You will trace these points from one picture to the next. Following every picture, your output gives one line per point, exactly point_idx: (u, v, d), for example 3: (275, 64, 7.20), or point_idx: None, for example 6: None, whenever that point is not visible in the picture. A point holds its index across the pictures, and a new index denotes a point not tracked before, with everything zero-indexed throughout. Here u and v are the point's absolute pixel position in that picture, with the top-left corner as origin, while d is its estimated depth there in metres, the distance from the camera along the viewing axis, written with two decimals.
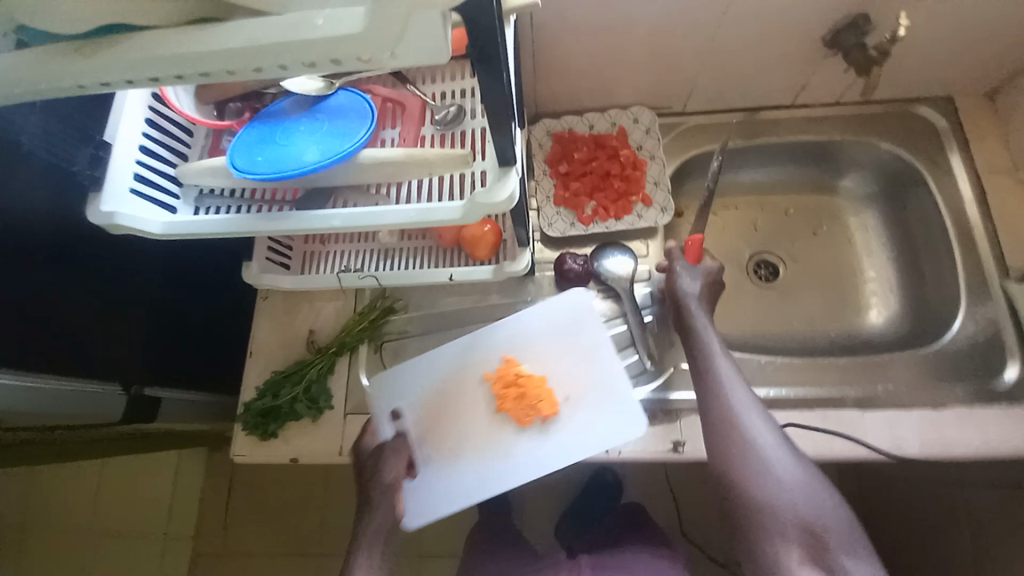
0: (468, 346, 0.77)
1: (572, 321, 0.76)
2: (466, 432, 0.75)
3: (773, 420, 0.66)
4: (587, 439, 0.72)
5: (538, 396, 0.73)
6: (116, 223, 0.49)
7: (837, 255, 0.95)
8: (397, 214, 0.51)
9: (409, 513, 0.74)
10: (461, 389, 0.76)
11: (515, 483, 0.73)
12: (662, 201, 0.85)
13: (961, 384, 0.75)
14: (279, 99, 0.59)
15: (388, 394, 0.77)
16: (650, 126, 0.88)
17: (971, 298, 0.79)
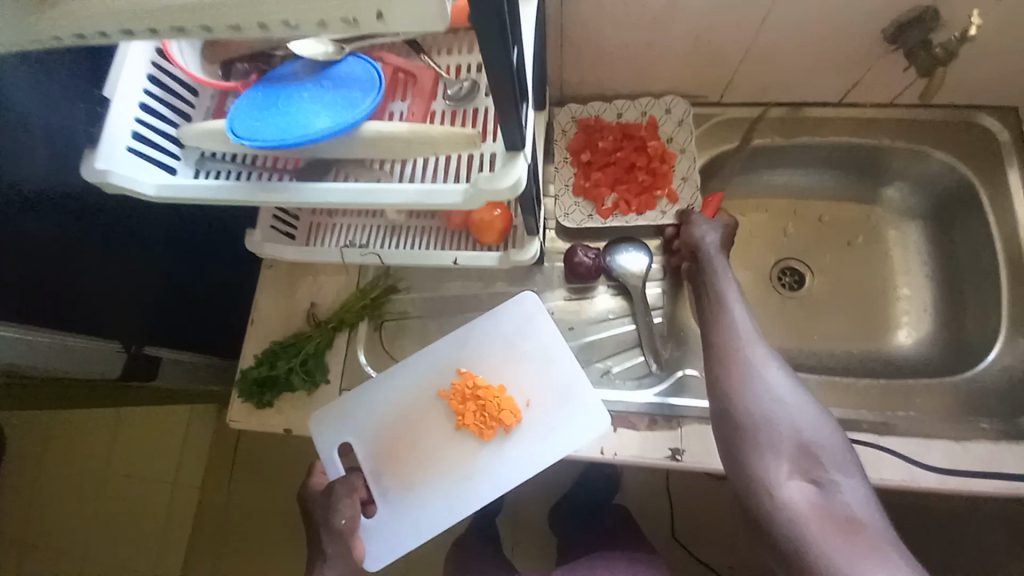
0: (416, 368, 0.75)
1: (524, 325, 0.75)
2: (422, 454, 0.73)
3: (787, 369, 0.62)
4: (551, 444, 0.71)
5: (499, 406, 0.71)
6: (110, 182, 0.48)
7: (869, 270, 0.89)
8: (397, 193, 0.48)
9: (370, 552, 0.72)
10: (410, 413, 0.74)
11: (482, 498, 0.71)
12: (688, 197, 0.81)
13: (992, 419, 0.69)
14: (287, 62, 0.57)
15: (336, 427, 0.74)
16: (684, 118, 0.83)
17: (1014, 328, 0.73)
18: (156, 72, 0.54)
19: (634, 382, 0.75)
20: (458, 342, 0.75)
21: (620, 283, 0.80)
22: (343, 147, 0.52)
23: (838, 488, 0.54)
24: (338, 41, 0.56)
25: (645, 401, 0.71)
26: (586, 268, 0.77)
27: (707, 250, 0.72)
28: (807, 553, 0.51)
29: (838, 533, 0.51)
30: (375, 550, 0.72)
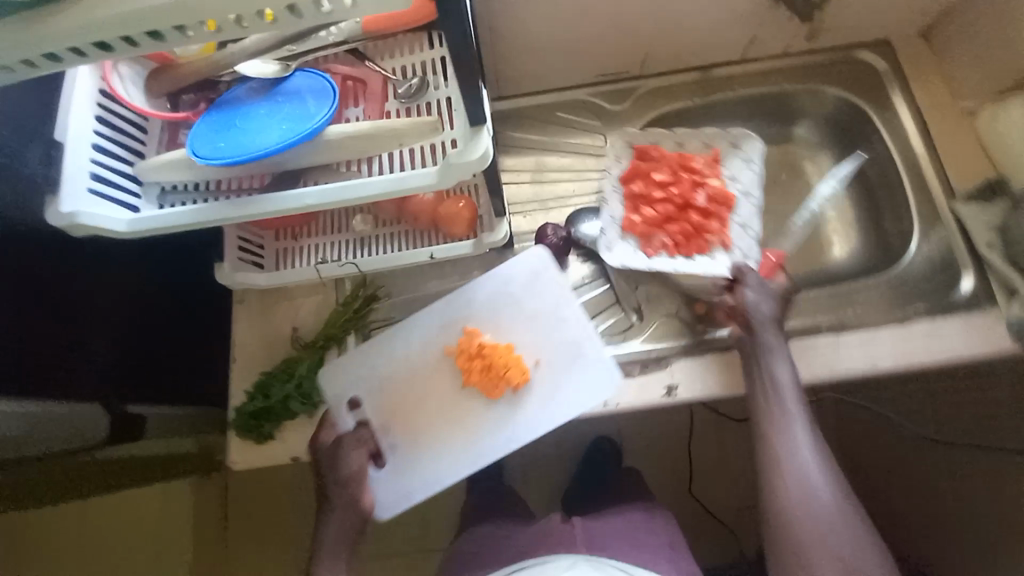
0: (421, 329, 0.76)
1: (530, 280, 0.76)
2: (428, 415, 0.74)
3: (834, 473, 0.66)
4: (559, 405, 0.73)
5: (505, 365, 0.73)
6: (78, 223, 0.48)
7: (798, 201, 0.99)
8: (371, 186, 0.50)
9: (380, 506, 0.73)
10: (417, 373, 0.75)
11: (490, 458, 0.73)
12: (743, 247, 0.82)
13: (923, 301, 0.80)
14: (235, 87, 0.58)
15: (344, 383, 0.75)
16: (750, 189, 0.84)
17: (924, 223, 0.84)
18: (103, 112, 0.54)
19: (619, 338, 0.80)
20: (464, 299, 0.77)
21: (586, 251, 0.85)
22: (309, 155, 0.54)
23: None
24: (283, 59, 0.58)
25: (635, 351, 0.77)
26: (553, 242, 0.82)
27: (761, 320, 0.71)
28: None
29: None
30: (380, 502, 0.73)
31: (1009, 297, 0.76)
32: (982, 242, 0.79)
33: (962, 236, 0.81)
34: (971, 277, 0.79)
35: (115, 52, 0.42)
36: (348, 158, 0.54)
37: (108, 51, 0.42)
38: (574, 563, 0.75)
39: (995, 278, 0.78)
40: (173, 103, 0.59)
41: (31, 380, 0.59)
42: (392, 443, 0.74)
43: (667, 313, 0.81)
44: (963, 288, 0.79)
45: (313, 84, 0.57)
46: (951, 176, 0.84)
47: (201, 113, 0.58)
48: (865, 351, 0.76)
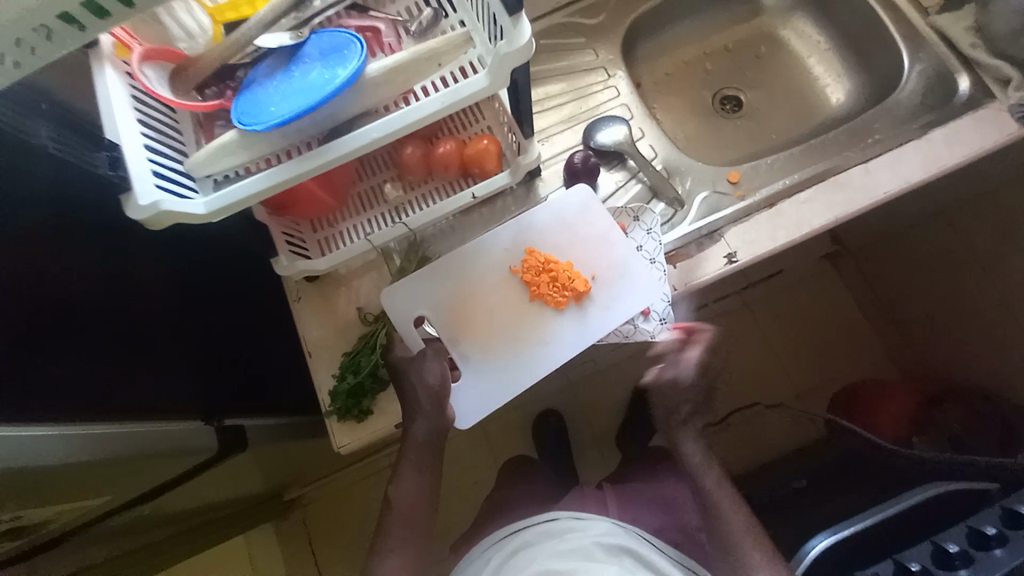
0: (481, 250, 0.78)
1: (583, 209, 0.78)
2: (500, 327, 0.75)
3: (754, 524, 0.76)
4: (619, 310, 0.75)
5: (569, 276, 0.75)
6: (163, 211, 0.48)
7: (783, 67, 1.04)
8: (430, 104, 0.53)
9: (459, 413, 0.74)
10: (482, 289, 0.77)
11: (559, 363, 0.74)
12: (662, 310, 0.76)
13: (932, 113, 0.83)
14: (254, 67, 0.57)
15: (408, 300, 0.76)
16: (643, 240, 0.78)
17: (909, 46, 0.88)
18: (141, 115, 0.53)
19: (669, 224, 0.84)
20: (517, 224, 0.78)
21: (613, 156, 0.87)
22: (358, 101, 0.55)
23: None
24: (295, 28, 0.58)
25: (688, 232, 0.81)
26: (583, 164, 0.82)
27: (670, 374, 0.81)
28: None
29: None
30: (460, 415, 0.74)
31: (1005, 87, 0.78)
32: (966, 43, 0.83)
33: (946, 46, 0.85)
34: (967, 78, 0.82)
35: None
36: (393, 95, 0.56)
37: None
38: (606, 529, 0.84)
39: (986, 73, 0.80)
40: (201, 96, 0.58)
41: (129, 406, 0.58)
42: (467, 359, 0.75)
43: (704, 193, 0.86)
44: (963, 90, 0.82)
45: (332, 40, 0.56)
46: None
47: (232, 99, 0.58)
48: (896, 171, 0.76)
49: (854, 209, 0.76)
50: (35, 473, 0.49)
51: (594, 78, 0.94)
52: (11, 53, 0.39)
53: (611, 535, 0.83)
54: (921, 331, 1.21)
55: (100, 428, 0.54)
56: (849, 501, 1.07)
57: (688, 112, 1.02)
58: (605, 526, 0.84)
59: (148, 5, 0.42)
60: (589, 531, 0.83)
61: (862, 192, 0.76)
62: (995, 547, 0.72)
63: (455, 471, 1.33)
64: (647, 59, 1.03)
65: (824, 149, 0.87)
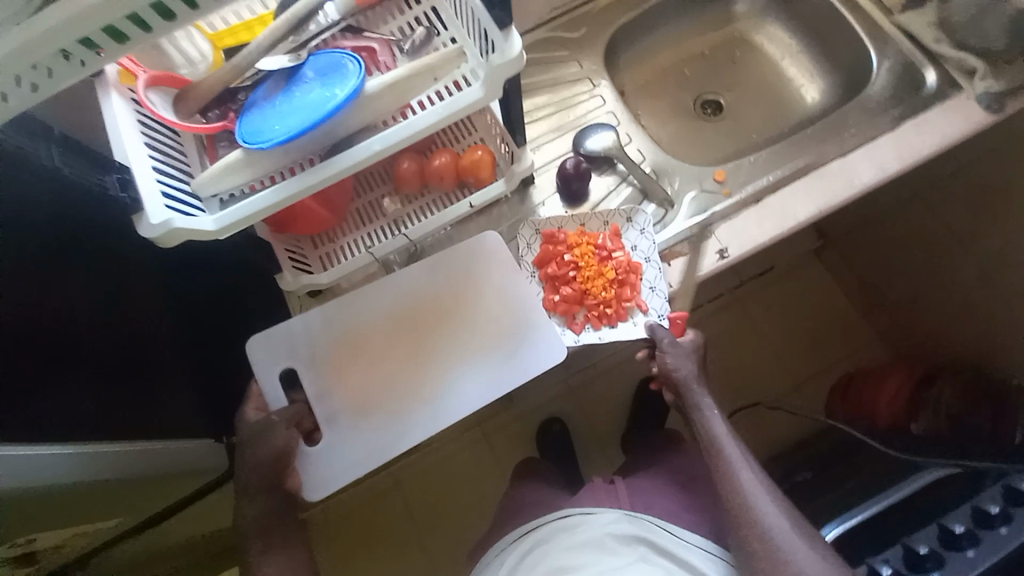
0: (361, 307, 0.76)
1: (483, 262, 0.78)
2: (368, 389, 0.74)
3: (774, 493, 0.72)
4: (512, 371, 0.75)
5: (589, 273, 0.78)
6: (175, 229, 0.49)
7: (757, 69, 1.08)
8: (428, 116, 0.55)
9: (310, 482, 0.71)
10: (356, 346, 0.75)
11: (433, 430, 0.74)
12: (658, 305, 0.78)
13: (900, 105, 0.87)
14: (256, 89, 0.60)
15: (275, 352, 0.73)
16: (639, 240, 0.81)
17: (875, 43, 0.92)
18: (148, 140, 0.55)
19: (661, 223, 0.86)
20: (406, 280, 0.77)
21: (602, 161, 0.90)
22: (359, 115, 0.57)
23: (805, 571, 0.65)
24: (294, 48, 0.60)
25: (681, 228, 0.83)
26: (574, 170, 0.84)
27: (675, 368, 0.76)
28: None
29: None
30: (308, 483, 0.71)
31: (970, 78, 0.82)
32: (930, 39, 0.88)
33: (910, 42, 0.90)
34: (934, 71, 0.86)
35: (176, 21, 0.43)
36: (392, 108, 0.58)
37: (172, 20, 0.42)
38: (616, 518, 0.83)
39: (952, 65, 0.85)
40: (204, 118, 0.60)
41: (131, 427, 0.58)
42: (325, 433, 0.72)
43: (694, 192, 0.89)
44: (931, 82, 0.86)
45: (332, 61, 0.59)
46: None
47: (236, 120, 0.60)
48: (874, 162, 0.80)
49: (835, 201, 0.79)
50: (30, 495, 0.48)
51: (579, 88, 0.97)
52: (29, 75, 0.41)
53: (621, 524, 0.82)
54: (912, 317, 1.24)
55: (115, 447, 0.56)
56: (851, 491, 1.08)
57: (671, 117, 1.06)
58: (612, 515, 0.83)
59: (166, 30, 0.43)
60: (596, 523, 0.82)
61: (845, 180, 0.80)
62: (999, 523, 0.75)
63: (464, 486, 1.32)
64: (629, 69, 1.07)
65: (806, 144, 0.89)
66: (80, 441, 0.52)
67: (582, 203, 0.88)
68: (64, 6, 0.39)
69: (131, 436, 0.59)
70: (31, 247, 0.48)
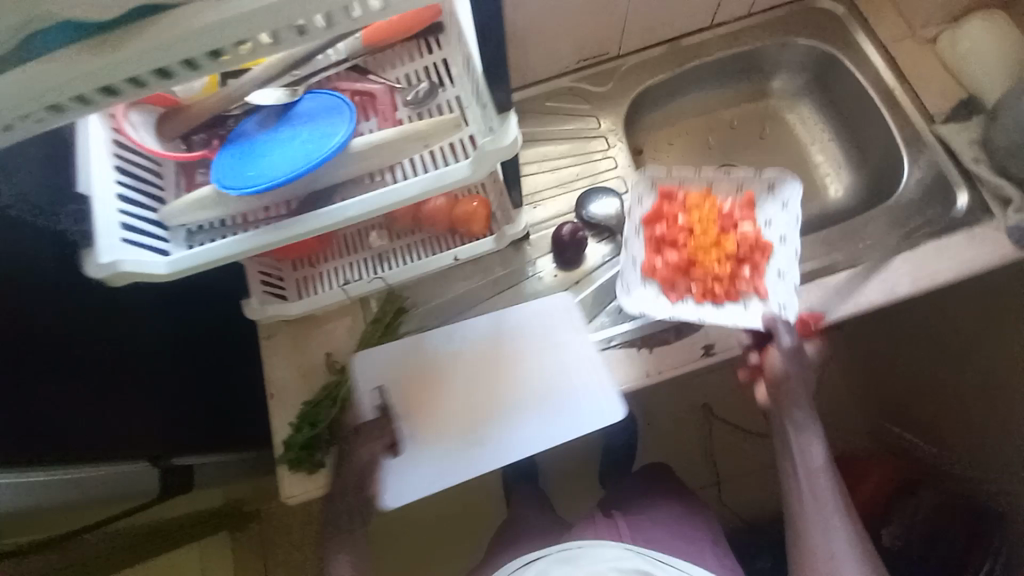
0: (445, 338, 0.78)
1: (556, 317, 0.78)
2: (440, 417, 0.75)
3: (867, 545, 0.71)
4: (572, 424, 0.74)
5: (705, 242, 0.81)
6: (122, 271, 0.47)
7: (785, 150, 1.03)
8: (408, 188, 0.51)
9: (389, 493, 0.72)
10: (433, 373, 0.76)
11: (504, 463, 0.73)
12: (781, 295, 0.77)
13: (925, 223, 0.82)
14: (246, 119, 0.57)
15: (366, 371, 0.76)
16: (779, 199, 0.83)
17: (910, 150, 0.87)
18: (120, 163, 0.53)
19: None
20: (487, 320, 0.78)
21: (602, 229, 0.86)
22: (341, 171, 0.54)
23: None
24: (289, 84, 0.58)
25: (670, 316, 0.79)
26: (570, 237, 0.81)
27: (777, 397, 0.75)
28: None
29: None
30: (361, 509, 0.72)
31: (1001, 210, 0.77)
32: (969, 158, 0.82)
33: (948, 157, 0.85)
34: (966, 194, 0.81)
35: (148, 87, 0.40)
36: (378, 167, 0.55)
37: (114, 97, 0.40)
38: (620, 552, 0.74)
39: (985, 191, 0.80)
40: (186, 142, 0.57)
41: (54, 453, 0.57)
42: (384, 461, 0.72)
43: None
44: (960, 205, 0.81)
45: (325, 104, 0.56)
46: (927, 102, 0.87)
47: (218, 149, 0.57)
48: (884, 282, 0.76)
49: (836, 317, 0.75)
50: None
51: (595, 145, 0.93)
52: None
53: (626, 560, 0.73)
54: None
55: (28, 476, 0.55)
56: None
57: None
58: (616, 549, 0.74)
59: (136, 94, 0.40)
60: (600, 557, 0.73)
61: (851, 296, 0.76)
62: None
63: None
64: (652, 129, 1.02)
65: (821, 247, 0.84)
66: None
67: (576, 268, 0.84)
68: (20, 76, 0.35)
69: (53, 464, 0.57)
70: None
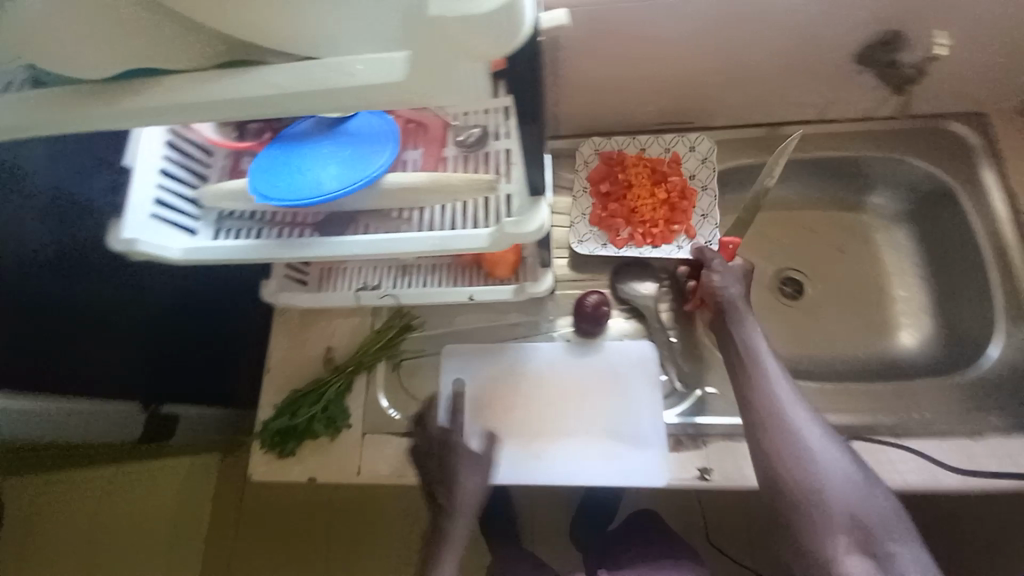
0: (527, 354, 0.79)
1: (633, 368, 0.77)
2: (522, 420, 0.76)
3: (826, 426, 0.63)
4: (624, 472, 0.72)
5: (637, 198, 0.82)
6: (136, 249, 0.49)
7: (865, 273, 0.92)
8: (422, 242, 0.50)
9: None
10: (518, 379, 0.78)
11: (565, 480, 0.72)
12: (707, 234, 0.81)
13: (996, 414, 0.72)
14: (299, 120, 0.57)
15: (456, 365, 0.79)
16: (708, 155, 0.84)
17: (1006, 323, 0.76)
18: (175, 140, 0.55)
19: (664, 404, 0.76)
20: (563, 351, 0.79)
21: (632, 308, 0.81)
22: (367, 199, 0.54)
23: (894, 558, 0.55)
24: None
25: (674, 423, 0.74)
26: (592, 309, 0.78)
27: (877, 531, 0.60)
28: (814, 500, 0.57)
29: (863, 495, 0.57)
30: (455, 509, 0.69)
31: None
32: None
33: None
34: None
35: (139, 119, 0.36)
36: (402, 205, 0.54)
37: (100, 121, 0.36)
38: None
39: None
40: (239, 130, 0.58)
41: None
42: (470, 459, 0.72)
43: (710, 387, 0.78)
44: None
45: (375, 127, 0.55)
46: None
47: (265, 144, 0.57)
48: (923, 466, 0.67)
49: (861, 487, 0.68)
50: None
51: None
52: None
53: None
54: None
55: None
56: None
57: None
58: None
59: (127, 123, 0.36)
60: None
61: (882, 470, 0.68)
62: None
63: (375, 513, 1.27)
64: None
65: (864, 399, 0.78)
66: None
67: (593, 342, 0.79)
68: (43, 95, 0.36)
69: None
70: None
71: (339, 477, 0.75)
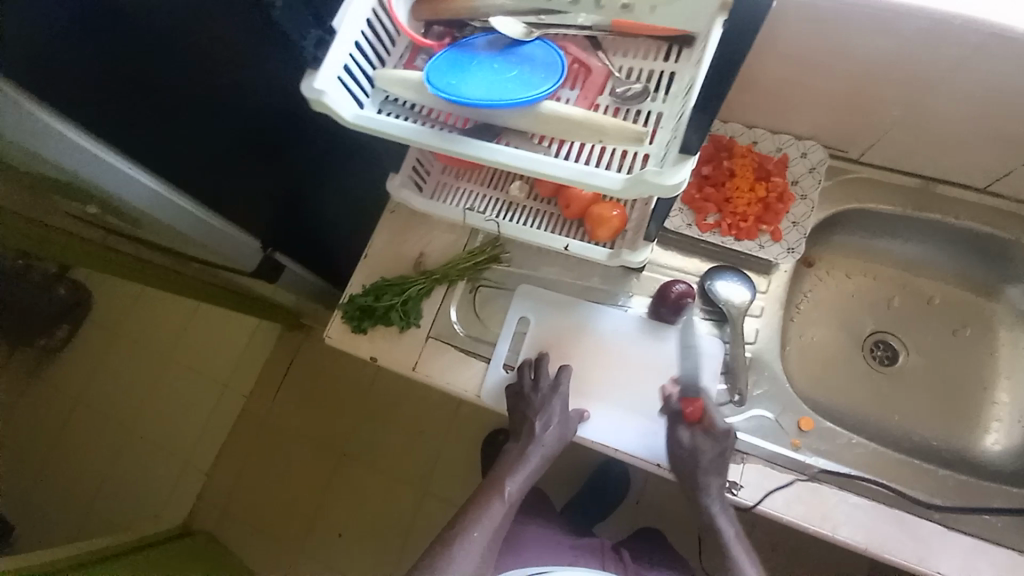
0: (598, 315, 0.82)
1: (691, 360, 0.77)
2: (582, 371, 0.79)
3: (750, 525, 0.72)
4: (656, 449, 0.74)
5: (736, 189, 0.82)
6: (321, 100, 0.55)
7: (971, 365, 0.87)
8: (558, 169, 0.53)
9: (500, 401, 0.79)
10: (583, 334, 0.81)
11: (609, 439, 0.75)
12: (792, 240, 0.81)
13: None
14: (479, 34, 0.61)
15: (525, 303, 0.83)
16: (817, 166, 0.83)
17: None
18: (373, 20, 0.61)
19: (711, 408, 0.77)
20: (634, 324, 0.80)
21: (715, 310, 0.80)
22: (519, 119, 0.57)
23: None
24: (530, 24, 0.60)
25: None
26: (676, 297, 0.76)
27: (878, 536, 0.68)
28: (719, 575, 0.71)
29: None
30: (537, 441, 0.73)
31: None
32: None
33: None
34: None
35: None
36: (547, 134, 0.57)
37: None
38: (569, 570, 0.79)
39: None
40: (426, 28, 0.64)
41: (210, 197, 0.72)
42: (548, 402, 0.74)
43: (765, 410, 0.77)
44: None
45: (546, 56, 0.58)
46: None
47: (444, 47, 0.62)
48: (960, 559, 0.67)
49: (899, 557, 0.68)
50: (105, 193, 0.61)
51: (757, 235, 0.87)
52: None
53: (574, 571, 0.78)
54: None
55: (179, 201, 0.68)
56: None
57: (833, 327, 0.90)
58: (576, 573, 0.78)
59: None
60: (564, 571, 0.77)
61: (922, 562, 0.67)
62: None
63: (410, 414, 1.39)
64: (837, 250, 0.91)
65: (925, 480, 0.75)
66: (143, 169, 0.62)
67: (665, 329, 0.79)
68: None
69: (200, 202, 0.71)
70: (186, 19, 0.54)
71: (398, 366, 0.83)
